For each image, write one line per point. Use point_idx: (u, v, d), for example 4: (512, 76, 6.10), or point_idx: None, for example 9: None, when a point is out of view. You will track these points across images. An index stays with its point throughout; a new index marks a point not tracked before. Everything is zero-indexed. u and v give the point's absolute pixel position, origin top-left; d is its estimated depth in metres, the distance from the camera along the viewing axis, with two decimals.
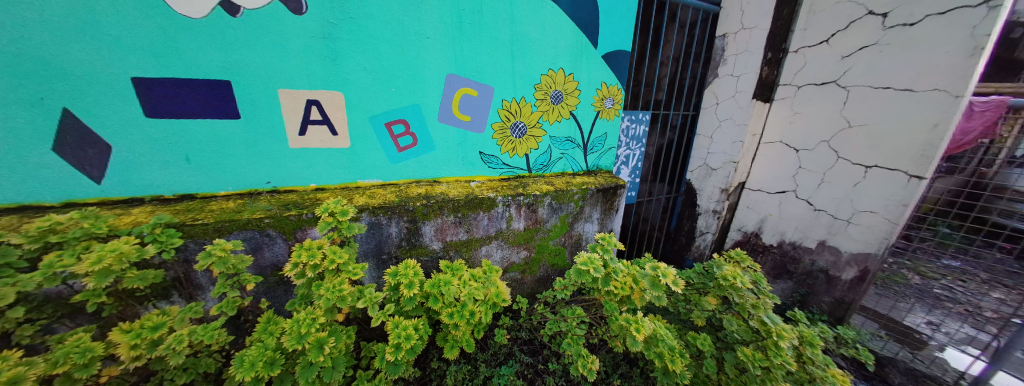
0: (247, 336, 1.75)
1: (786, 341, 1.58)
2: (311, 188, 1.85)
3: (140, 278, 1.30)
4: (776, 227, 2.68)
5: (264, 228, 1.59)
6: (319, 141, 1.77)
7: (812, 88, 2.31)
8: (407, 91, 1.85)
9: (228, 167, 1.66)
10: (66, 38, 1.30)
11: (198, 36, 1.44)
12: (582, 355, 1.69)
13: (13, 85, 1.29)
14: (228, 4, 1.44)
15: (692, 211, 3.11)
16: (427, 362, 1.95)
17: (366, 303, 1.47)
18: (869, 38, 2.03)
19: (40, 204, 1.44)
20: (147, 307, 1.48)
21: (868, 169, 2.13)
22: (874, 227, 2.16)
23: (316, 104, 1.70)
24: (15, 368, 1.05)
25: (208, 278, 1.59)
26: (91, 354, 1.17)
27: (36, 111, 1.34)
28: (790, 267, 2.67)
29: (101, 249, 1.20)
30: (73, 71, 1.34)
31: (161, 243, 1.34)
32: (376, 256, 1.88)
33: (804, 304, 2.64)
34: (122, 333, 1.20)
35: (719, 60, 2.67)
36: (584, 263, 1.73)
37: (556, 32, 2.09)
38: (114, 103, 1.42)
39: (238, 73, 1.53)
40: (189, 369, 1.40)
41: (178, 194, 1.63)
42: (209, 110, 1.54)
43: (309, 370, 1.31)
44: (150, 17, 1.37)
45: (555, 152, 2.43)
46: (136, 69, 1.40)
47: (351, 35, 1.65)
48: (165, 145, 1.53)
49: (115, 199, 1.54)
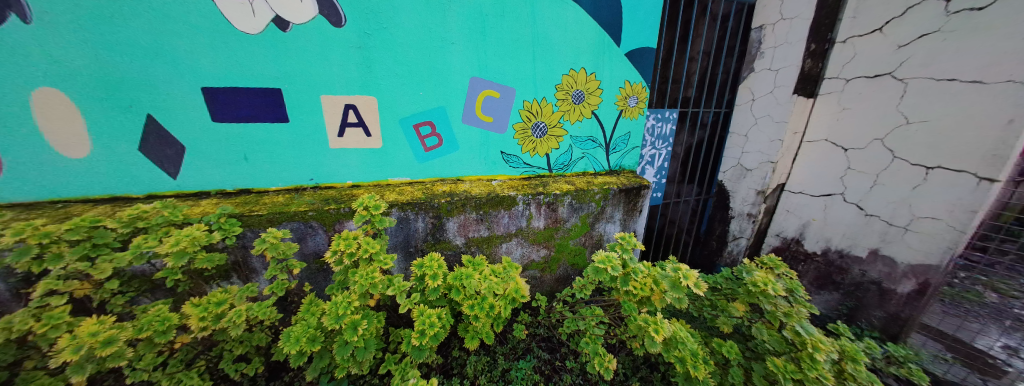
0: (292, 315, 1.96)
1: (823, 353, 1.51)
2: (348, 185, 2.02)
3: (208, 259, 1.50)
4: (821, 233, 2.48)
5: (308, 220, 1.77)
6: (355, 142, 1.93)
7: (862, 81, 2.11)
8: (433, 95, 1.96)
9: (279, 166, 1.87)
10: (150, 55, 1.54)
11: (256, 49, 1.63)
12: (599, 353, 1.75)
13: (109, 95, 1.55)
14: (280, 20, 1.62)
15: (724, 215, 2.97)
16: (448, 350, 2.06)
17: (394, 291, 1.59)
18: (929, 24, 1.84)
19: (128, 196, 1.71)
20: (212, 285, 1.72)
21: (929, 170, 1.93)
22: (936, 235, 1.96)
23: (353, 108, 1.86)
24: (110, 331, 1.27)
25: (261, 263, 1.80)
26: (168, 322, 1.38)
27: (127, 117, 1.60)
28: (836, 277, 2.46)
29: (179, 234, 1.41)
30: (154, 82, 1.58)
31: (225, 230, 1.54)
32: (404, 248, 2.02)
33: (851, 319, 2.42)
34: (192, 307, 1.40)
35: (755, 54, 2.53)
36: (602, 261, 1.76)
37: (578, 32, 2.11)
38: (186, 110, 1.65)
39: (287, 81, 1.72)
40: (245, 342, 1.62)
41: (238, 188, 1.86)
42: (263, 115, 1.75)
43: (344, 349, 1.46)
44: (214, 33, 1.57)
45: (576, 152, 2.45)
46: (205, 80, 1.62)
47: (383, 44, 1.78)
48: (228, 146, 1.76)
49: (186, 192, 1.79)
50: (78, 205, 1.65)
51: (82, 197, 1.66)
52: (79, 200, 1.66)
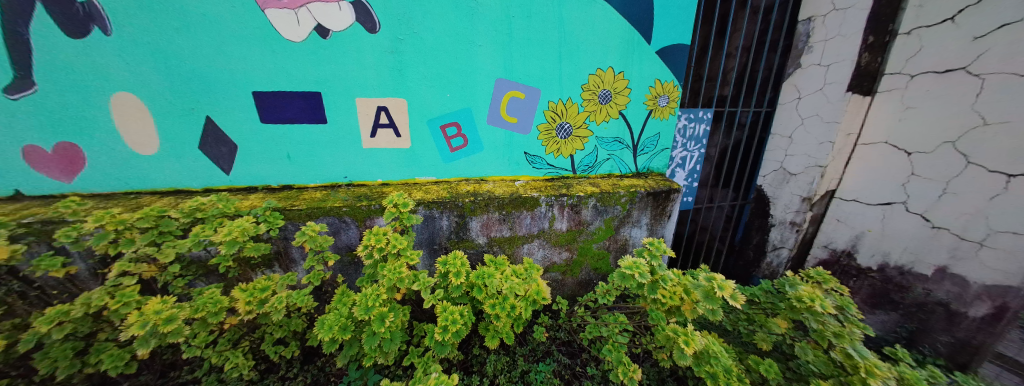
0: (326, 304, 2.09)
1: (879, 380, 1.38)
2: (378, 183, 2.12)
3: (256, 249, 1.64)
4: (877, 246, 2.20)
5: (342, 215, 1.88)
6: (386, 143, 2.02)
7: (930, 76, 1.88)
8: (460, 96, 2.01)
9: (317, 164, 2.00)
10: (209, 62, 1.71)
11: (299, 55, 1.76)
12: (623, 362, 1.70)
13: (175, 98, 1.74)
14: (321, 28, 1.74)
15: (763, 222, 2.77)
16: (469, 348, 2.09)
17: (419, 286, 1.64)
18: (1013, 12, 1.61)
19: (189, 189, 1.91)
20: (258, 272, 1.88)
21: (1011, 178, 1.69)
22: (1018, 252, 1.73)
23: (384, 110, 1.95)
24: (171, 310, 1.42)
25: (300, 253, 1.93)
26: (219, 305, 1.52)
27: (189, 119, 1.78)
28: (894, 296, 2.19)
29: (231, 225, 1.55)
30: (211, 87, 1.75)
31: (270, 223, 1.67)
32: (429, 245, 2.09)
33: (912, 344, 2.16)
34: (241, 291, 1.54)
35: (802, 49, 2.34)
36: (629, 267, 1.70)
37: (606, 31, 2.07)
38: (238, 112, 1.81)
39: (326, 85, 1.84)
40: (283, 326, 1.75)
41: (281, 184, 2.01)
42: (304, 116, 1.88)
43: (372, 339, 1.53)
44: (263, 41, 1.71)
45: (601, 153, 2.40)
46: (255, 85, 1.78)
47: (414, 48, 1.86)
48: (274, 145, 1.91)
49: (237, 187, 1.96)
50: (147, 196, 1.87)
51: (151, 189, 1.88)
52: (149, 192, 1.88)
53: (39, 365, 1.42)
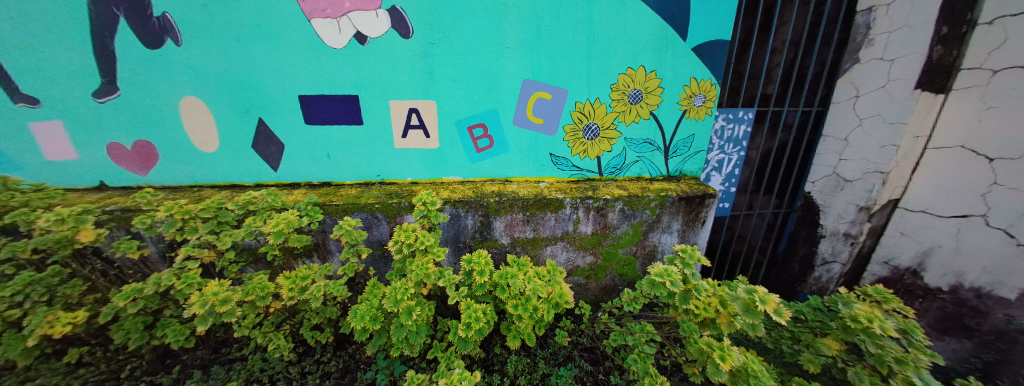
0: (358, 295, 2.21)
1: None
2: (408, 182, 2.21)
3: (298, 240, 1.76)
4: (949, 264, 1.95)
5: (375, 211, 1.98)
6: (416, 143, 2.10)
7: (1018, 72, 1.63)
8: (487, 98, 2.05)
9: (353, 163, 2.13)
10: (262, 69, 1.88)
11: (338, 60, 1.89)
12: (650, 373, 1.63)
13: (232, 102, 1.93)
14: (359, 35, 1.85)
15: (811, 233, 2.54)
16: (490, 346, 2.12)
17: (445, 283, 1.68)
18: None
19: (242, 184, 2.11)
20: (299, 262, 2.04)
21: None
22: None
23: (416, 112, 2.03)
24: (225, 293, 1.58)
25: (336, 245, 2.06)
26: (265, 290, 1.66)
27: (243, 121, 1.97)
28: (970, 321, 1.91)
29: (278, 218, 1.69)
30: (262, 91, 1.92)
31: (311, 216, 1.80)
32: (454, 243, 2.14)
33: (989, 377, 1.85)
34: (286, 279, 1.68)
35: (860, 42, 2.12)
36: (659, 274, 1.64)
37: (637, 29, 2.00)
38: (285, 114, 1.98)
39: (362, 88, 1.95)
40: (320, 313, 1.88)
41: (322, 181, 2.16)
42: (343, 118, 2.01)
43: (399, 331, 1.60)
44: (308, 48, 1.85)
45: (630, 155, 2.33)
46: (299, 89, 1.93)
47: (444, 51, 1.92)
48: (316, 145, 2.06)
49: (283, 183, 2.14)
50: (207, 189, 2.09)
51: (211, 183, 2.10)
52: (209, 186, 2.10)
53: (115, 335, 1.63)
